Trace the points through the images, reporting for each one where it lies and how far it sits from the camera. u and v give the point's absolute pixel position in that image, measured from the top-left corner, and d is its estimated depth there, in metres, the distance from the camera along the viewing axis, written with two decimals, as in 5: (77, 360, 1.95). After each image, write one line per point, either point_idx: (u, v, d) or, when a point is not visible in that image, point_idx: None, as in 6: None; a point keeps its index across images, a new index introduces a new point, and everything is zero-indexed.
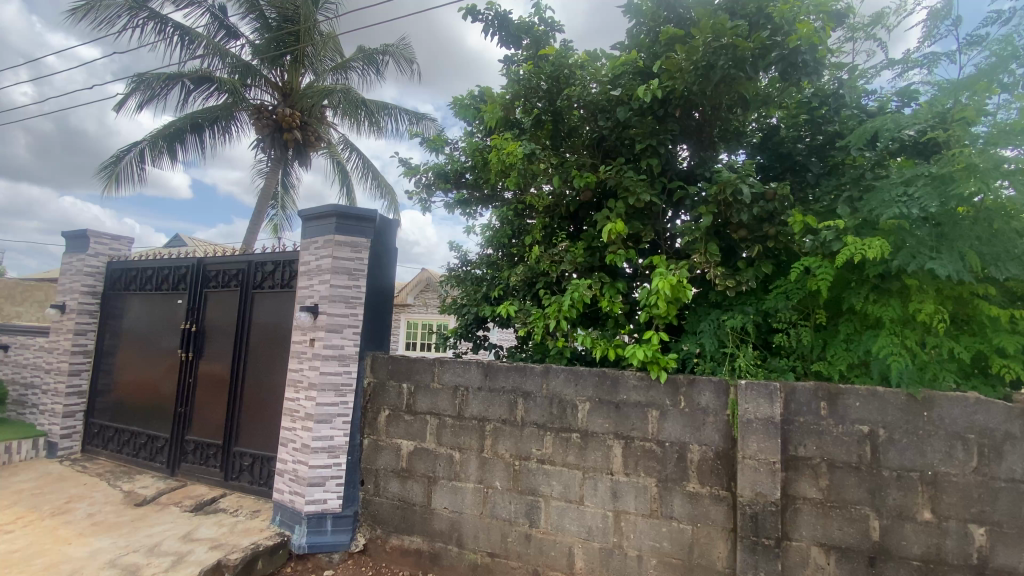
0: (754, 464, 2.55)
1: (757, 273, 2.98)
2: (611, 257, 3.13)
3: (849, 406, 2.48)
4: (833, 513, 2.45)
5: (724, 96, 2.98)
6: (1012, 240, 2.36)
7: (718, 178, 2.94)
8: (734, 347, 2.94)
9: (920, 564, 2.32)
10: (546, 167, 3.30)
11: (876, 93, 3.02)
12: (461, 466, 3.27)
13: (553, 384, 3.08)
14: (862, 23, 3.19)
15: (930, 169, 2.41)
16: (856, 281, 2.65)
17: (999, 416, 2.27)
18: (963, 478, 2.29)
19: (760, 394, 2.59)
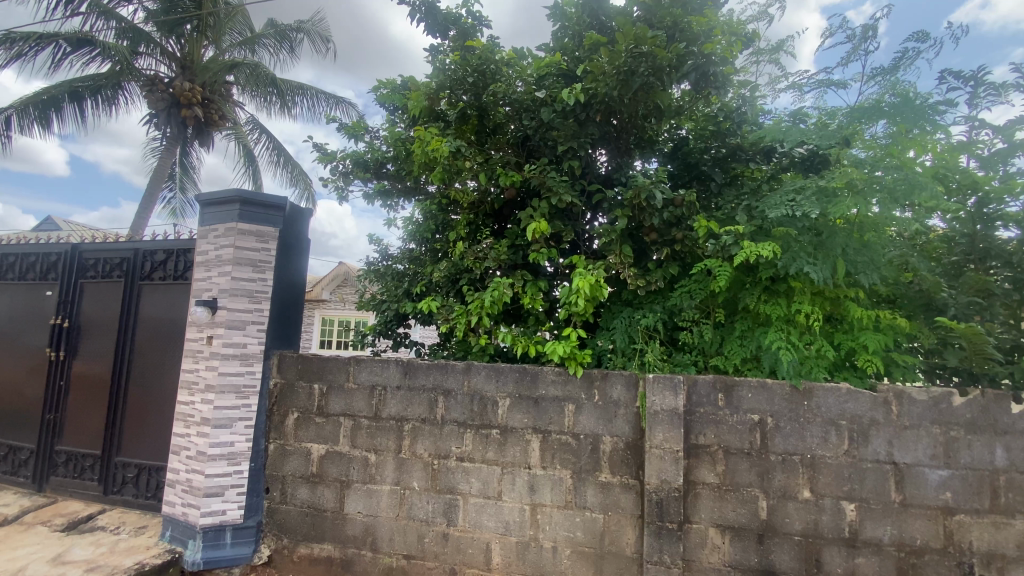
0: (660, 453, 2.70)
1: (665, 274, 3.16)
2: (534, 255, 3.18)
3: (742, 397, 2.71)
4: (728, 495, 2.67)
5: (640, 105, 3.10)
6: (876, 250, 2.70)
7: (633, 183, 3.07)
8: (644, 343, 3.11)
9: (800, 537, 2.58)
10: (471, 164, 3.29)
11: (772, 113, 3.29)
12: (376, 468, 3.16)
13: (475, 381, 3.06)
14: (767, 48, 3.49)
15: (818, 183, 2.70)
16: (750, 283, 2.90)
17: (864, 404, 2.59)
18: (835, 459, 2.59)
19: (667, 387, 2.75)
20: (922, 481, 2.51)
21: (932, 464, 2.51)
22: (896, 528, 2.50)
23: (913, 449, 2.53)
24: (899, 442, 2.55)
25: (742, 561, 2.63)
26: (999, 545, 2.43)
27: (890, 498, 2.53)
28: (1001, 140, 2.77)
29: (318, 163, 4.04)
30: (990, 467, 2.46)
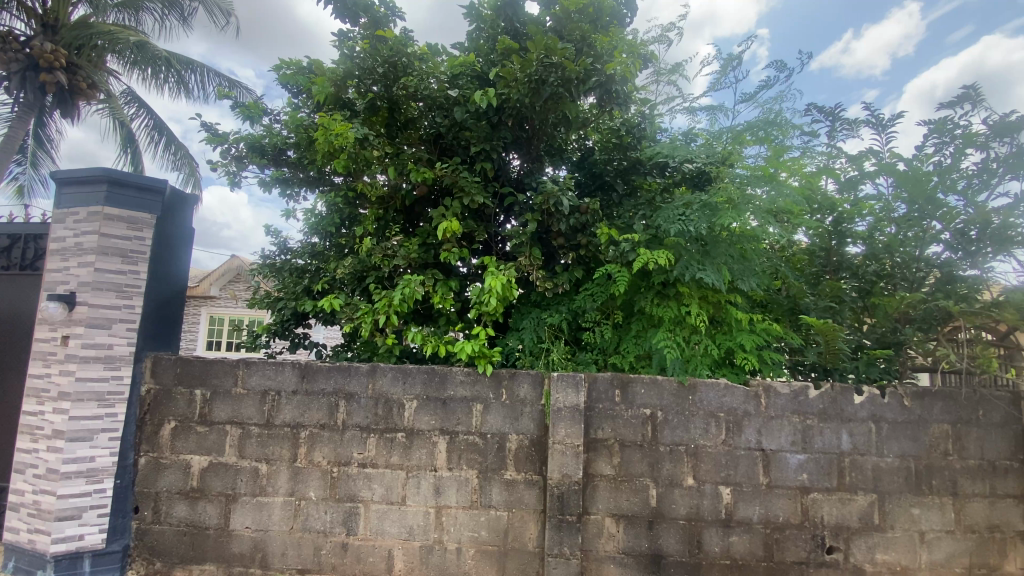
0: (562, 448, 2.79)
1: (570, 277, 3.29)
2: (445, 254, 3.13)
3: (636, 392, 2.89)
4: (623, 486, 2.83)
5: (550, 113, 3.19)
6: (751, 260, 3.03)
7: (542, 187, 3.15)
8: (550, 343, 3.21)
9: (684, 521, 2.80)
10: (381, 157, 3.19)
11: (668, 132, 3.52)
12: (268, 479, 2.94)
13: (380, 384, 2.96)
14: (666, 69, 3.75)
15: (703, 198, 2.95)
16: (645, 287, 3.11)
17: (739, 397, 2.88)
18: (714, 447, 2.85)
19: (569, 384, 2.86)
20: (785, 465, 2.83)
21: (792, 449, 2.85)
22: (763, 508, 2.81)
23: (778, 436, 2.86)
24: (767, 431, 2.86)
25: (634, 547, 2.80)
26: (844, 518, 2.81)
27: (760, 481, 2.83)
28: (853, 169, 3.22)
29: (205, 144, 3.67)
30: (838, 451, 2.85)
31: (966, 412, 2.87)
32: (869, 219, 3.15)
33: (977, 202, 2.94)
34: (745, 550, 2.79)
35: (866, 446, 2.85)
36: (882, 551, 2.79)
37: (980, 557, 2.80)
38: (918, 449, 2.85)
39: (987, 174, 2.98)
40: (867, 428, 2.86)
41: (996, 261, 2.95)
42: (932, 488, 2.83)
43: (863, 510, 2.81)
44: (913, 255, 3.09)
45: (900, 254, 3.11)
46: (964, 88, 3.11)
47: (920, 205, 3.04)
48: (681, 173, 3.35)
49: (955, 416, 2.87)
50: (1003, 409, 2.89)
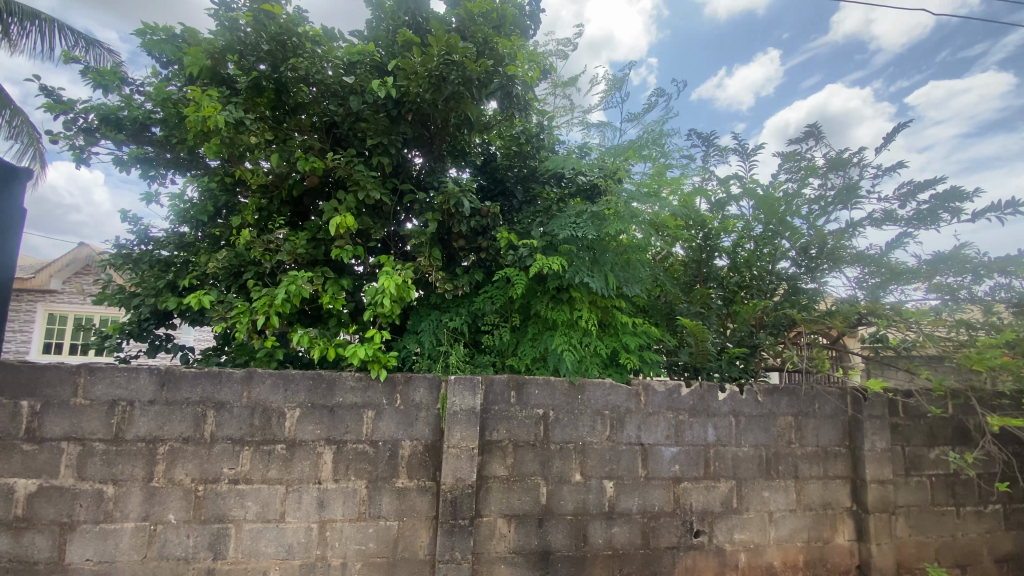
0: (456, 452, 2.77)
1: (470, 280, 3.28)
2: (337, 251, 2.96)
3: (530, 393, 2.95)
4: (515, 486, 2.88)
5: (451, 113, 3.15)
6: (635, 268, 3.27)
7: (443, 188, 3.11)
8: (447, 346, 3.17)
9: (571, 517, 2.92)
10: (263, 143, 2.97)
11: (565, 144, 3.67)
12: (116, 503, 2.55)
13: (258, 391, 2.71)
14: (561, 82, 3.92)
15: (594, 209, 3.10)
16: (541, 291, 3.20)
17: (622, 395, 3.07)
18: (600, 444, 3.01)
19: (466, 387, 2.84)
20: (660, 457, 3.08)
21: (667, 443, 3.10)
22: (642, 499, 3.02)
23: (655, 431, 3.09)
24: (646, 426, 3.08)
25: (524, 546, 2.85)
26: (709, 504, 3.12)
27: (639, 474, 3.04)
28: (723, 191, 3.60)
29: (43, 110, 3.11)
30: (704, 442, 3.16)
31: (806, 405, 3.33)
32: (734, 235, 3.55)
33: (815, 225, 3.45)
34: (625, 540, 2.98)
35: (727, 438, 3.19)
36: (739, 532, 3.13)
37: (815, 531, 3.24)
38: (769, 438, 3.25)
39: (823, 203, 3.51)
40: (728, 421, 3.21)
41: (829, 276, 3.47)
42: (779, 473, 3.24)
43: (724, 495, 3.14)
44: (767, 269, 3.56)
45: (757, 267, 3.56)
46: (808, 127, 3.63)
47: (773, 224, 3.46)
48: (575, 184, 3.50)
49: (798, 409, 3.32)
50: (833, 402, 3.37)
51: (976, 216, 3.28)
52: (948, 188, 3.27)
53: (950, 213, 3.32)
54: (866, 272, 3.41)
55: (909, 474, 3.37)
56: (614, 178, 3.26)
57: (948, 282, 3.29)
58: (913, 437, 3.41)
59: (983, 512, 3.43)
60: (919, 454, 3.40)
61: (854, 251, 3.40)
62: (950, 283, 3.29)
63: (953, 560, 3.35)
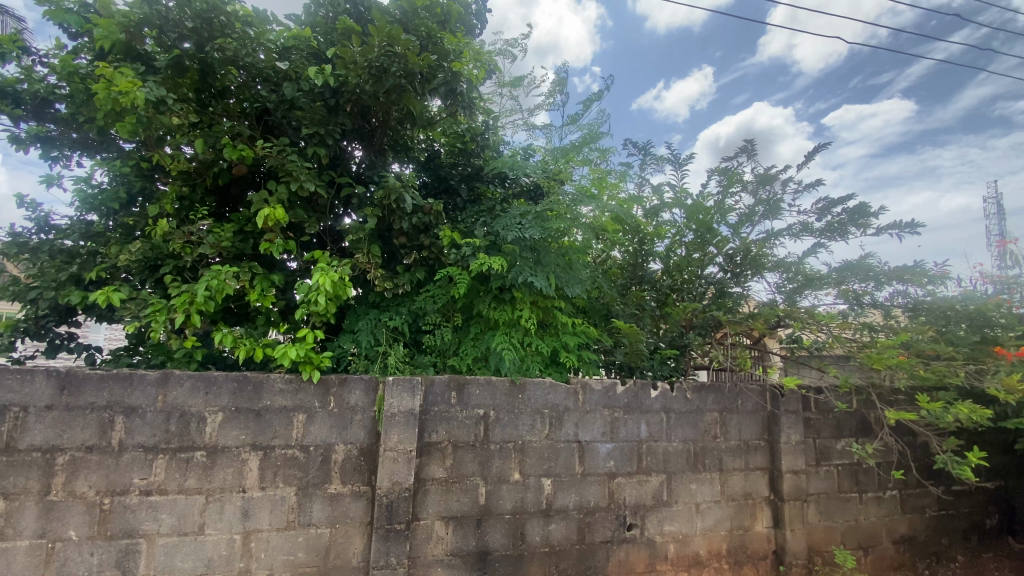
0: (393, 455, 2.71)
1: (412, 278, 3.21)
2: (266, 245, 2.80)
3: (471, 394, 2.93)
4: (453, 488, 2.85)
5: (392, 106, 3.08)
6: (576, 269, 3.33)
7: (383, 182, 3.02)
8: (386, 346, 3.09)
9: (509, 516, 2.93)
10: (185, 126, 2.77)
11: (510, 145, 3.69)
12: (3, 522, 2.28)
13: (175, 395, 2.52)
14: (508, 83, 3.93)
15: (536, 210, 3.13)
16: (483, 291, 3.20)
17: (562, 394, 3.12)
18: (539, 442, 3.04)
19: (404, 389, 2.78)
20: (596, 454, 3.16)
21: (603, 439, 3.19)
22: (578, 495, 3.09)
23: (592, 428, 3.17)
24: (584, 424, 3.15)
25: (462, 548, 2.83)
26: (641, 498, 3.24)
27: (576, 470, 3.10)
28: (657, 199, 3.76)
29: None
30: (638, 438, 3.27)
31: (730, 401, 3.54)
32: (667, 240, 3.72)
33: (739, 234, 3.68)
34: (562, 537, 3.03)
35: (659, 433, 3.33)
36: (668, 523, 3.28)
37: (737, 520, 3.45)
38: (697, 433, 3.42)
39: (748, 213, 3.76)
40: (660, 417, 3.34)
41: (752, 281, 3.72)
42: (706, 466, 3.42)
43: (655, 489, 3.28)
44: (696, 273, 3.75)
45: (688, 271, 3.74)
46: (741, 145, 3.85)
47: (703, 232, 3.65)
48: (519, 185, 3.52)
49: (723, 405, 3.52)
50: (754, 398, 3.60)
51: (879, 229, 3.62)
52: (858, 204, 3.58)
53: (858, 226, 3.64)
54: (784, 278, 3.68)
55: (819, 464, 3.66)
56: (557, 180, 3.31)
57: (854, 289, 3.62)
58: (823, 430, 3.71)
59: (881, 497, 3.78)
60: (828, 445, 3.70)
61: (773, 259, 3.66)
62: (857, 290, 3.62)
63: (855, 542, 3.68)
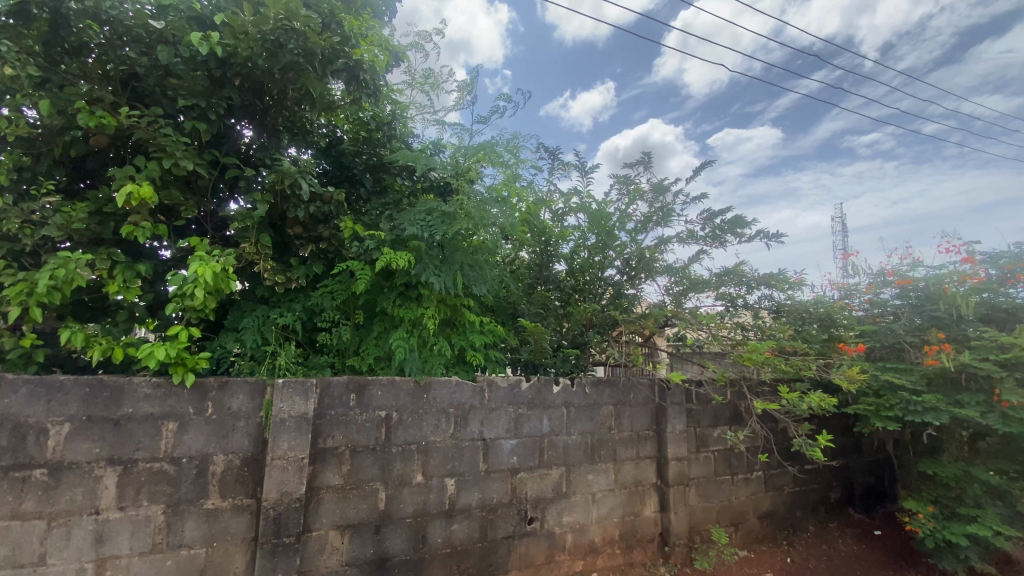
0: (283, 464, 2.50)
1: (308, 272, 3.00)
2: (131, 230, 2.42)
3: (373, 395, 2.80)
4: (350, 494, 2.70)
5: (288, 83, 2.84)
6: (483, 268, 3.32)
7: (276, 166, 2.78)
8: (277, 345, 2.85)
9: (410, 519, 2.85)
10: (25, 81, 2.34)
11: (420, 138, 3.59)
12: None
13: (6, 403, 2.11)
14: (421, 79, 3.86)
15: (445, 207, 3.07)
16: (387, 288, 3.08)
17: (468, 392, 3.10)
18: (443, 443, 2.99)
19: (297, 392, 2.58)
20: (500, 451, 3.18)
21: (507, 436, 3.21)
22: (481, 493, 3.08)
23: (497, 426, 3.18)
24: (489, 421, 3.16)
25: (358, 557, 2.70)
26: (542, 491, 3.32)
27: (479, 469, 3.09)
28: (563, 203, 3.91)
29: None
30: (540, 434, 3.35)
31: (624, 395, 3.75)
32: (572, 243, 3.90)
33: (635, 239, 3.93)
34: (464, 536, 3.00)
35: (560, 428, 3.43)
36: (567, 515, 3.39)
37: (629, 507, 3.67)
38: (594, 426, 3.59)
39: (644, 220, 4.01)
40: (561, 412, 3.45)
41: (645, 283, 3.97)
42: (601, 457, 3.59)
43: (555, 482, 3.38)
44: (597, 275, 3.95)
45: (590, 273, 3.94)
46: (641, 156, 4.11)
47: (604, 236, 3.85)
48: (427, 179, 3.44)
49: (617, 399, 3.72)
50: (644, 391, 3.85)
51: (751, 239, 4.04)
52: (736, 216, 3.96)
53: (735, 236, 4.04)
54: (671, 281, 3.99)
55: (699, 450, 4.02)
56: (467, 178, 3.28)
57: (730, 292, 4.03)
58: (702, 419, 4.07)
59: (749, 478, 4.24)
60: (707, 433, 4.07)
61: (664, 263, 3.94)
62: (731, 293, 4.03)
63: (727, 519, 4.10)
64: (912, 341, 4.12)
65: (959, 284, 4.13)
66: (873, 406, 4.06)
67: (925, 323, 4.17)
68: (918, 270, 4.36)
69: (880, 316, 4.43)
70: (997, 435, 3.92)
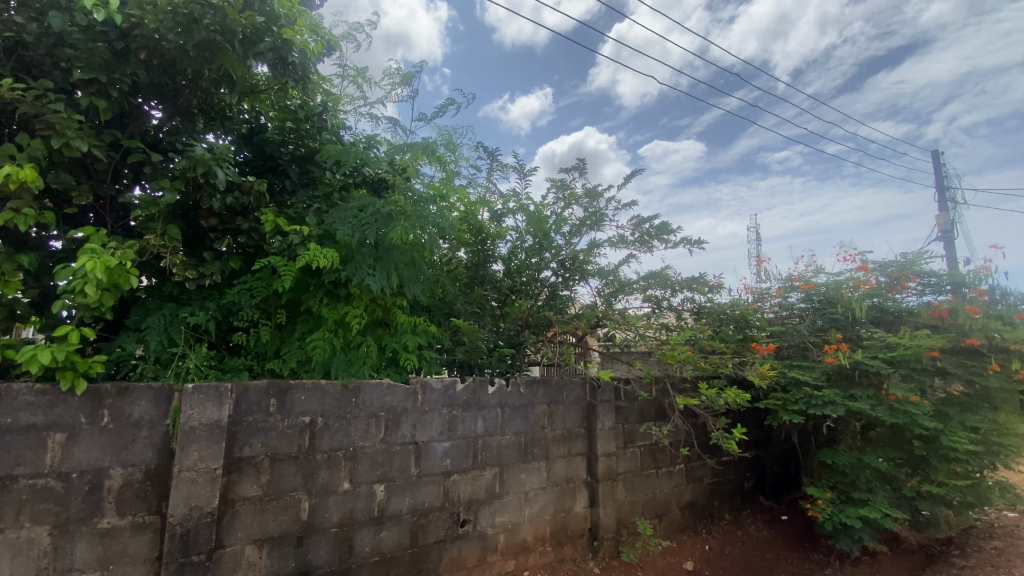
0: (193, 476, 2.29)
1: (223, 267, 2.79)
2: (8, 216, 2.11)
3: (295, 400, 2.64)
4: (269, 506, 2.53)
5: (203, 62, 2.61)
6: (418, 268, 3.22)
7: (188, 152, 2.56)
8: (186, 347, 2.64)
9: (336, 529, 2.71)
10: None
11: (352, 130, 3.45)
12: None
13: None
14: (353, 70, 3.72)
15: (378, 203, 2.96)
16: (313, 286, 2.93)
17: (400, 395, 3.00)
18: (372, 447, 2.87)
19: (209, 397, 2.37)
20: (433, 454, 3.11)
21: (440, 438, 3.15)
22: (412, 498, 3.00)
23: (429, 428, 3.11)
24: (421, 424, 3.08)
25: (277, 571, 2.53)
26: (475, 493, 3.29)
27: (411, 473, 3.01)
28: (501, 203, 3.93)
29: None
30: (474, 435, 3.32)
31: (557, 394, 3.80)
32: (509, 243, 3.92)
33: (570, 242, 4.02)
34: (393, 543, 2.91)
35: (494, 428, 3.42)
36: (499, 515, 3.39)
37: (560, 504, 3.73)
38: (527, 426, 3.61)
39: (578, 223, 4.09)
40: (496, 412, 3.44)
41: (579, 285, 4.05)
42: (535, 456, 3.63)
43: (488, 483, 3.36)
44: (533, 276, 4.00)
45: (526, 274, 3.99)
46: (577, 161, 4.20)
47: (540, 238, 3.90)
48: (359, 174, 3.28)
49: (551, 398, 3.77)
50: (576, 390, 3.92)
51: (676, 245, 4.24)
52: (661, 223, 4.15)
53: (662, 241, 4.23)
54: (602, 283, 4.12)
55: (627, 446, 4.16)
56: (401, 174, 3.21)
57: (656, 294, 4.20)
58: (630, 416, 4.22)
59: (672, 471, 4.45)
60: (634, 429, 4.23)
61: (596, 266, 4.05)
62: (657, 295, 4.21)
63: (652, 511, 4.28)
64: (814, 341, 4.51)
65: (854, 290, 4.58)
66: (780, 400, 4.41)
67: (825, 324, 4.58)
68: (820, 277, 4.79)
69: (787, 317, 4.81)
70: (884, 426, 4.38)
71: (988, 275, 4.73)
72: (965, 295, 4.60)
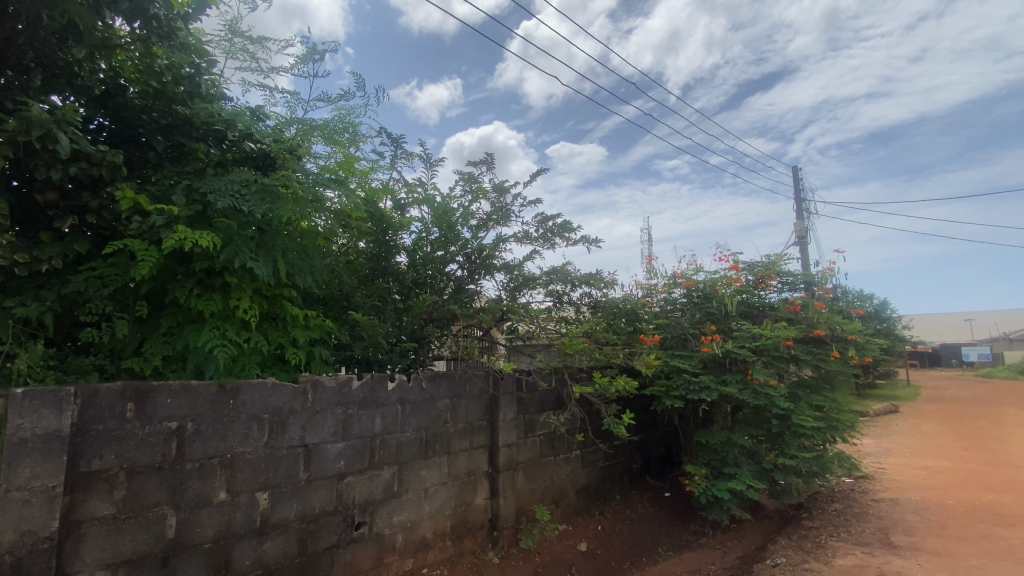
0: (24, 496, 1.94)
1: (66, 251, 2.40)
2: None
3: (159, 404, 2.33)
4: (126, 525, 2.22)
5: (41, 8, 2.37)
6: (310, 258, 2.97)
7: (22, 111, 2.18)
8: (16, 346, 2.26)
9: (210, 544, 2.45)
10: None
11: (233, 101, 3.13)
12: None
13: None
14: (240, 31, 3.58)
15: (264, 182, 2.70)
16: (183, 274, 2.61)
17: (287, 395, 2.79)
18: (254, 453, 2.64)
19: (46, 404, 2.02)
20: (324, 457, 2.93)
21: (332, 439, 2.98)
22: (300, 504, 2.81)
23: (321, 429, 2.93)
24: (311, 425, 2.89)
25: None
26: (371, 494, 3.16)
27: (299, 478, 2.82)
28: (406, 193, 3.82)
29: None
30: (371, 433, 3.18)
31: (460, 388, 3.77)
32: (413, 234, 3.82)
33: (476, 236, 4.01)
34: (278, 553, 2.71)
35: (392, 426, 3.31)
36: (398, 514, 3.29)
37: (461, 498, 3.71)
38: (429, 421, 3.54)
39: (485, 218, 4.09)
40: (395, 409, 3.33)
41: (484, 279, 4.07)
42: (435, 451, 3.57)
43: (386, 482, 3.25)
44: (439, 269, 3.92)
45: (432, 267, 3.88)
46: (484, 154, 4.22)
47: (446, 230, 3.85)
48: (240, 149, 2.92)
49: (453, 392, 3.73)
50: (479, 382, 3.92)
51: (576, 243, 4.41)
52: (563, 221, 4.29)
53: (564, 239, 4.37)
54: (507, 277, 4.16)
55: (527, 436, 4.26)
56: (291, 152, 2.96)
57: (557, 288, 4.36)
58: (531, 406, 4.31)
59: (569, 457, 4.64)
60: (534, 419, 4.33)
61: (501, 261, 4.10)
62: (558, 290, 4.37)
63: (550, 497, 4.43)
64: (693, 332, 4.95)
65: (727, 286, 5.11)
66: (664, 387, 4.79)
67: (703, 317, 5.06)
68: (700, 274, 5.26)
69: (671, 311, 5.24)
70: (749, 408, 4.93)
71: (832, 275, 5.53)
72: (815, 292, 5.34)
